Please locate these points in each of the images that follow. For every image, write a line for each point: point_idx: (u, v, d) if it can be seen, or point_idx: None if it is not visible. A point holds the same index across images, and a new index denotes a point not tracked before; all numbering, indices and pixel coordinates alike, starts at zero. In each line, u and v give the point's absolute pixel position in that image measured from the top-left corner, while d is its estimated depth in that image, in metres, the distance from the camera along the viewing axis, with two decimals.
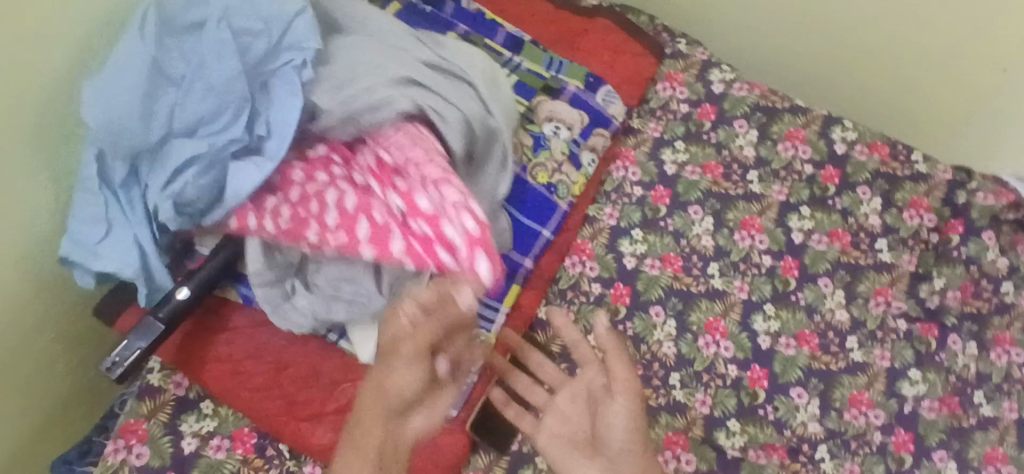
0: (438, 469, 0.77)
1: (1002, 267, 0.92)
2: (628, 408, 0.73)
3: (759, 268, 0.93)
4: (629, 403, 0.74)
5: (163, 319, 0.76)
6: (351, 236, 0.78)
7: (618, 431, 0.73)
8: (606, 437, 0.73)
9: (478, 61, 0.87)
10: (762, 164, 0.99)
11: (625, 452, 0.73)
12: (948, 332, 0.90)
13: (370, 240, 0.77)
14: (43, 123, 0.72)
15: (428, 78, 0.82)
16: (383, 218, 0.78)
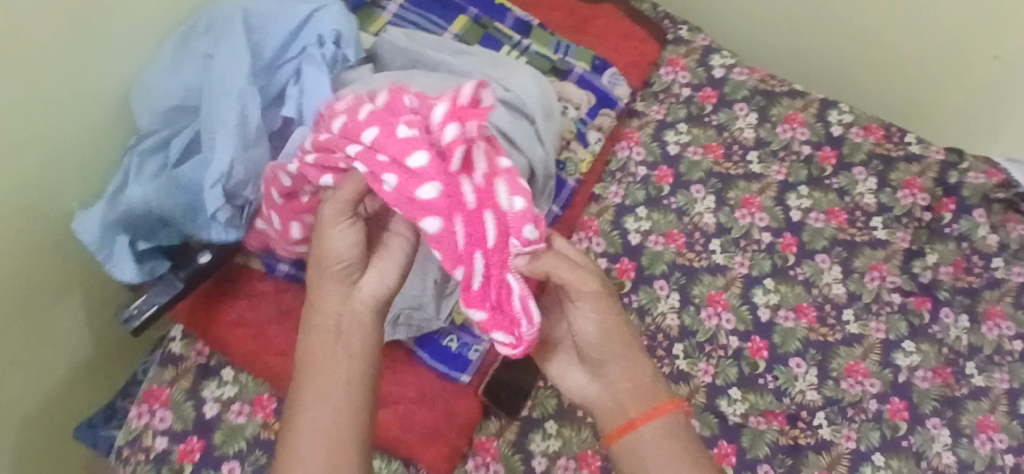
0: (450, 432, 0.79)
1: (993, 243, 0.97)
2: (611, 324, 0.64)
3: (759, 244, 0.96)
4: (614, 317, 0.64)
5: (184, 278, 0.78)
6: (394, 156, 0.64)
7: (596, 338, 0.64)
8: (587, 347, 0.65)
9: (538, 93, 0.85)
10: (762, 145, 1.03)
11: (619, 366, 0.64)
12: (940, 305, 0.94)
13: (416, 176, 0.64)
14: (95, 112, 0.75)
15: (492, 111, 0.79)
16: (436, 178, 0.64)
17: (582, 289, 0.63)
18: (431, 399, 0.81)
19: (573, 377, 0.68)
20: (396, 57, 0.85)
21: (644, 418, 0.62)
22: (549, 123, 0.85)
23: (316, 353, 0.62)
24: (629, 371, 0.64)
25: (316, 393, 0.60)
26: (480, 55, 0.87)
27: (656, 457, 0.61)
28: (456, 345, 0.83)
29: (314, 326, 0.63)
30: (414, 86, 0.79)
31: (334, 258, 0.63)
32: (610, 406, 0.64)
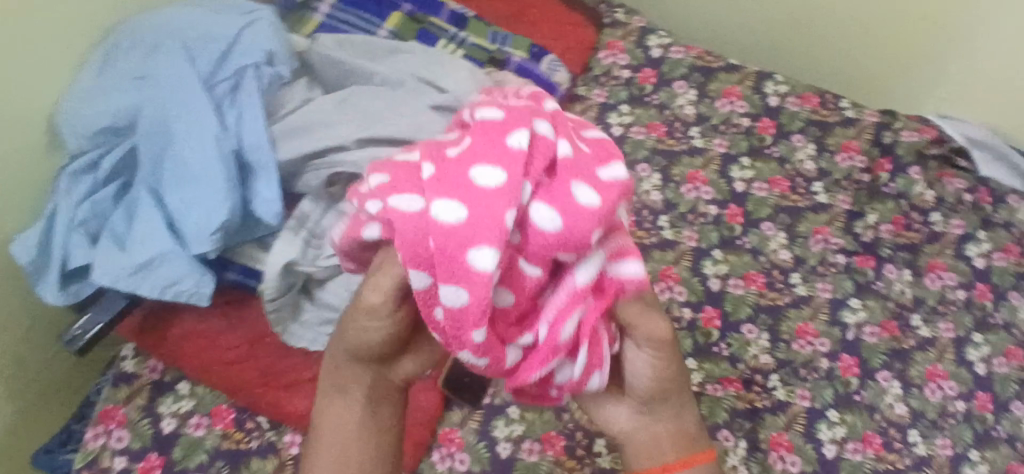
0: (416, 426, 0.81)
1: (929, 199, 1.01)
2: (673, 371, 0.58)
3: (705, 217, 0.99)
4: (675, 367, 0.58)
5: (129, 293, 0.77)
6: (446, 177, 0.49)
7: (654, 385, 0.58)
8: (638, 392, 0.59)
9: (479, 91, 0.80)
10: (703, 121, 1.05)
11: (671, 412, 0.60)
12: (883, 262, 0.97)
13: (461, 204, 0.47)
14: (29, 130, 0.73)
15: (435, 124, 0.74)
16: (517, 244, 0.50)
17: (654, 334, 0.56)
18: None
19: (613, 414, 0.61)
20: (329, 66, 0.79)
21: (680, 463, 0.59)
22: None
23: (335, 432, 0.58)
24: (677, 416, 0.61)
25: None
26: (420, 53, 0.82)
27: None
28: None
29: (334, 404, 0.59)
30: (350, 102, 0.75)
31: (369, 339, 0.56)
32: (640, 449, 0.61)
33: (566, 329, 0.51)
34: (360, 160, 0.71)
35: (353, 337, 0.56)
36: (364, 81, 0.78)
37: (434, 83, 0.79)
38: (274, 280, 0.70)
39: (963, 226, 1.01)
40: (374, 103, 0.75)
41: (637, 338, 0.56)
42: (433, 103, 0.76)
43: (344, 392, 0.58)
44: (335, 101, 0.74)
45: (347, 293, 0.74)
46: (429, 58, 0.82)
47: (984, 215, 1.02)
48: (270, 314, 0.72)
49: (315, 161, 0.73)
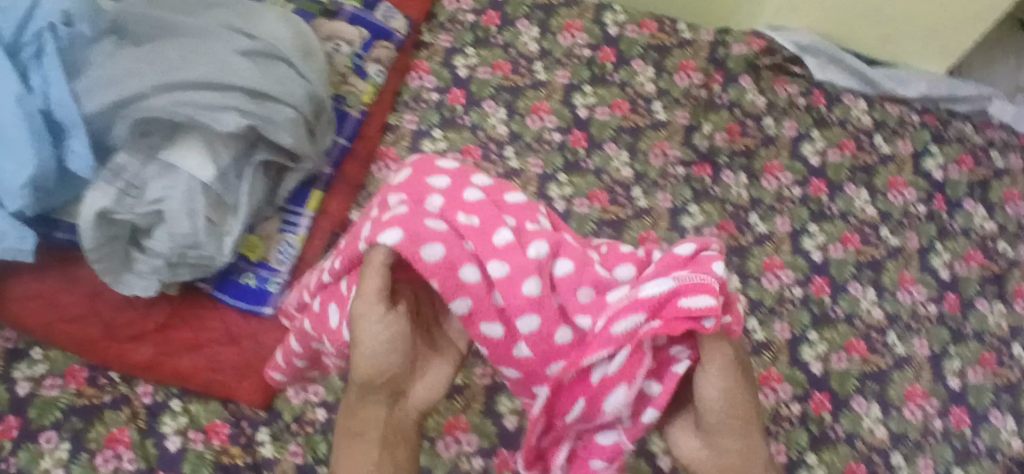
0: (265, 363, 0.83)
1: (760, 105, 1.07)
2: (745, 410, 0.59)
3: (550, 145, 1.02)
4: (743, 402, 0.59)
5: None
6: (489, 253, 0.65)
7: (720, 408, 0.59)
8: (706, 414, 0.59)
9: (289, 35, 0.84)
10: (546, 55, 1.08)
11: (724, 448, 0.59)
12: (720, 169, 1.03)
13: (466, 284, 0.64)
14: None
15: (240, 67, 0.78)
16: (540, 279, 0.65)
17: (715, 361, 0.59)
18: (237, 337, 0.84)
19: (682, 440, 0.63)
20: (139, 22, 0.79)
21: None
22: (311, 63, 0.86)
23: (354, 451, 0.60)
24: (742, 452, 0.59)
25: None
26: (231, 6, 0.84)
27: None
28: (255, 281, 0.85)
29: (354, 425, 0.61)
30: (158, 52, 0.77)
31: (384, 356, 0.60)
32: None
33: (621, 325, 0.60)
34: (161, 106, 0.75)
35: (369, 355, 0.59)
36: (172, 33, 0.80)
37: (243, 29, 0.82)
38: (90, 231, 0.74)
39: (796, 127, 1.06)
40: (182, 52, 0.77)
41: (704, 358, 0.59)
42: (240, 48, 0.79)
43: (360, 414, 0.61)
44: (139, 54, 0.77)
45: (169, 239, 0.77)
46: (238, 9, 0.84)
47: (818, 116, 1.08)
48: (95, 264, 0.76)
49: (123, 111, 0.75)
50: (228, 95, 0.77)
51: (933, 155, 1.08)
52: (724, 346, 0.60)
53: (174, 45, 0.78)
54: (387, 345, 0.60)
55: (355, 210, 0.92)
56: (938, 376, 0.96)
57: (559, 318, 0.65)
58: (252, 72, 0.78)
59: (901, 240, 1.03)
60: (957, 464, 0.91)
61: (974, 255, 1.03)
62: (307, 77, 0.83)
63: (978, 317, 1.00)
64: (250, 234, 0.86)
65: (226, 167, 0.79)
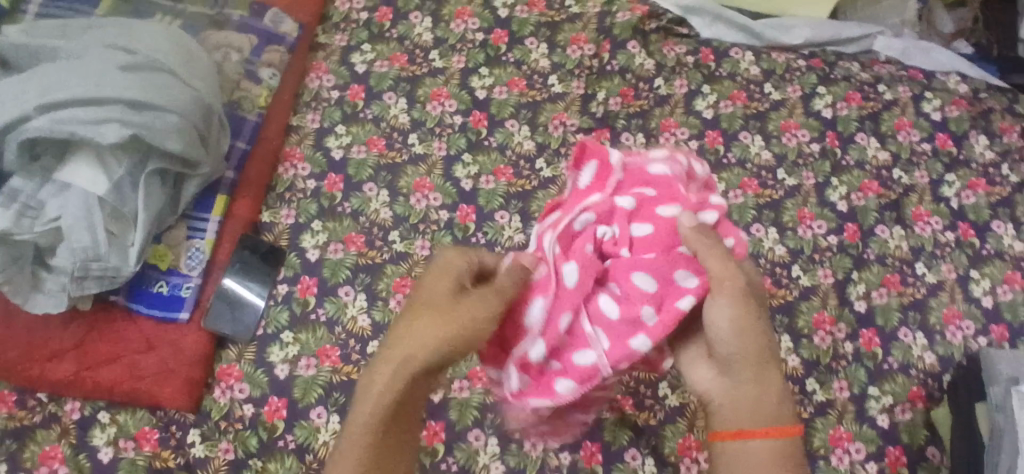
0: (187, 366, 0.85)
1: (650, 67, 1.11)
2: (762, 338, 0.66)
3: (452, 127, 1.05)
4: (758, 335, 0.66)
5: None
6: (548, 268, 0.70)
7: (730, 339, 0.65)
8: (716, 343, 0.66)
9: (166, 44, 0.86)
10: (440, 44, 1.10)
11: (745, 378, 0.66)
12: (620, 132, 1.07)
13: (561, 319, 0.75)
14: None
15: (119, 81, 0.80)
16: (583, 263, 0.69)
17: (727, 288, 0.64)
18: (157, 344, 0.86)
19: (698, 373, 0.70)
20: (18, 52, 0.82)
21: (761, 432, 0.65)
22: (195, 70, 0.87)
23: (374, 408, 0.63)
24: (756, 382, 0.66)
25: (354, 455, 0.63)
26: (113, 26, 0.87)
27: (750, 463, 0.65)
28: (168, 288, 0.88)
29: (378, 392, 0.63)
30: (41, 74, 0.79)
31: (446, 344, 0.63)
32: (760, 406, 0.66)
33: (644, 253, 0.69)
34: (42, 124, 0.76)
35: (433, 336, 0.63)
36: (52, 58, 0.83)
37: (123, 45, 0.84)
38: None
39: (687, 85, 1.11)
40: (63, 71, 0.79)
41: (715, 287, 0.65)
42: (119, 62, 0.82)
43: (394, 382, 0.63)
44: (19, 79, 0.79)
45: (70, 254, 0.78)
46: (117, 27, 0.87)
47: (707, 72, 1.12)
48: (1, 287, 0.77)
49: (9, 135, 0.77)
50: (110, 109, 0.79)
51: (822, 96, 1.12)
52: (713, 235, 0.66)
53: (56, 66, 0.80)
54: (450, 326, 0.63)
55: (264, 212, 0.97)
56: (845, 301, 0.99)
57: (583, 281, 0.69)
58: (132, 85, 0.80)
59: (798, 179, 1.06)
60: (872, 383, 0.95)
61: (870, 185, 1.06)
62: (190, 83, 0.85)
63: (878, 242, 1.03)
64: (158, 242, 0.89)
65: (121, 179, 0.81)
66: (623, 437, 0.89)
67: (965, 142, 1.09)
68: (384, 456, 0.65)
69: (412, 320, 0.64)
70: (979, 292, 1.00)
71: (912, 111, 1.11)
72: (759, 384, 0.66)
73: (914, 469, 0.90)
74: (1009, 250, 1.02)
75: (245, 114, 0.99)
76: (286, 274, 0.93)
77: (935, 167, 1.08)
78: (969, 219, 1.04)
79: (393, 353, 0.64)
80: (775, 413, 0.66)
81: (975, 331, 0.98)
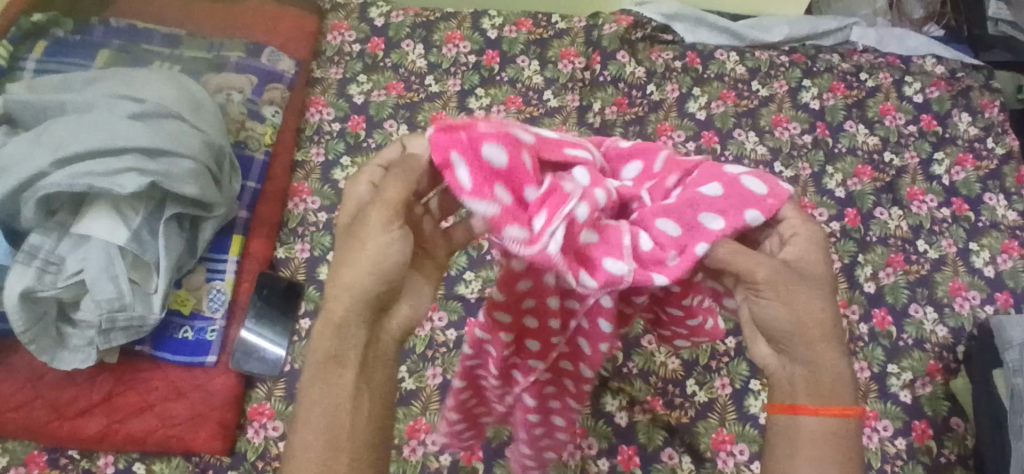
0: (216, 409, 0.85)
1: (641, 75, 1.14)
2: (821, 304, 0.48)
3: None
4: (816, 303, 0.48)
5: None
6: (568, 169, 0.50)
7: (783, 321, 0.48)
8: (767, 328, 0.49)
9: (171, 90, 0.88)
10: (435, 68, 1.12)
11: (804, 356, 0.48)
12: (619, 140, 1.09)
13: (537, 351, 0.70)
14: None
15: (130, 130, 0.82)
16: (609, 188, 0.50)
17: (760, 275, 0.47)
18: (186, 391, 0.86)
19: (758, 348, 0.52)
20: (26, 109, 0.85)
21: (815, 409, 0.47)
22: (202, 114, 0.90)
23: (306, 391, 0.42)
24: (819, 366, 0.48)
25: (304, 449, 0.41)
26: (116, 76, 0.89)
27: (808, 455, 0.46)
28: (192, 333, 0.89)
29: (306, 355, 0.42)
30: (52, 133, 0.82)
31: (369, 274, 0.42)
32: (818, 384, 0.48)
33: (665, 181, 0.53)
34: (60, 178, 0.78)
35: (347, 270, 0.42)
36: (62, 113, 0.85)
37: (128, 94, 0.86)
38: (16, 312, 0.78)
39: (678, 89, 1.14)
40: (74, 127, 0.82)
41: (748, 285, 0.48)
42: (127, 112, 0.84)
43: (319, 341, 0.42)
44: (30, 138, 0.81)
45: (96, 307, 0.81)
46: (120, 77, 0.89)
47: (696, 75, 1.15)
48: (28, 346, 0.80)
49: (25, 193, 0.79)
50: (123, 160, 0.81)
51: (808, 89, 1.16)
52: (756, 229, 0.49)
53: (66, 122, 0.83)
54: (366, 258, 0.42)
55: (279, 247, 0.97)
56: (854, 283, 1.02)
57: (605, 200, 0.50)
58: (143, 134, 0.82)
59: (795, 170, 1.09)
60: (890, 361, 0.97)
61: (864, 170, 1.10)
62: (198, 126, 0.88)
63: (879, 224, 1.06)
64: (179, 288, 0.90)
65: (139, 227, 0.83)
66: (658, 437, 0.90)
67: (948, 120, 1.14)
68: (346, 453, 0.41)
69: (326, 262, 0.44)
70: (980, 263, 1.03)
71: (895, 96, 1.16)
72: (825, 361, 0.48)
73: (941, 440, 0.92)
74: (1003, 220, 1.07)
75: (252, 152, 1.00)
76: (307, 308, 0.93)
77: (923, 147, 1.12)
78: (962, 194, 1.08)
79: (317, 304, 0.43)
80: (838, 392, 0.48)
81: (982, 300, 1.01)
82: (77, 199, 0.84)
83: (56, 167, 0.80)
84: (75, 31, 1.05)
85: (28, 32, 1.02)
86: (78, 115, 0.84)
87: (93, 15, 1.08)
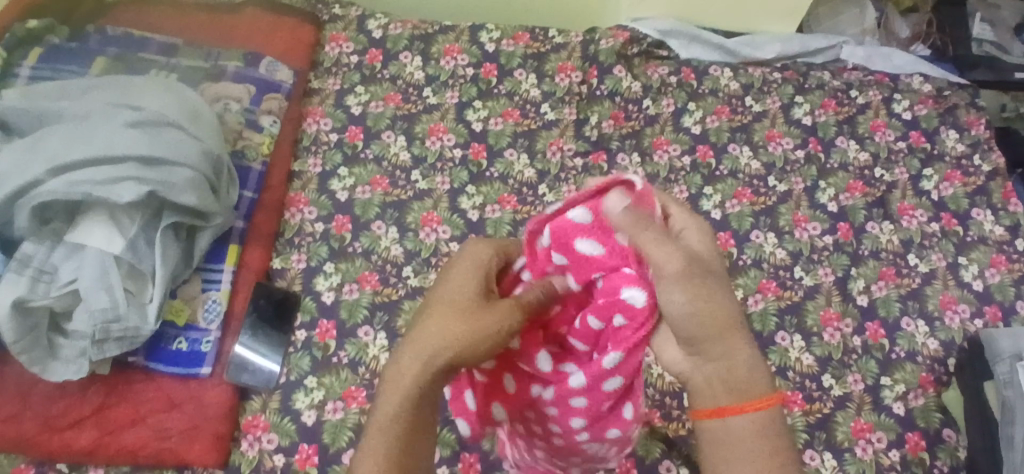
0: (211, 421, 0.84)
1: (637, 89, 1.15)
2: (725, 303, 0.58)
3: (452, 161, 1.06)
4: (717, 302, 0.58)
5: None
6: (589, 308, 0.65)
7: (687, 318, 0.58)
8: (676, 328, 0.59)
9: (170, 100, 0.89)
10: (433, 81, 1.12)
11: (721, 354, 0.59)
12: (614, 153, 1.10)
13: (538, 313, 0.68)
14: None
15: (130, 138, 0.83)
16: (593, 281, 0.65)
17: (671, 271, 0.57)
18: (180, 402, 0.85)
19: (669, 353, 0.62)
20: (21, 116, 0.86)
21: (747, 409, 0.58)
22: (200, 123, 0.91)
23: (392, 423, 0.58)
24: (731, 357, 0.59)
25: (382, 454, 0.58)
26: (114, 85, 0.90)
27: (742, 447, 0.58)
28: (187, 344, 0.88)
29: (399, 389, 0.58)
30: (49, 142, 0.83)
31: (467, 342, 0.58)
32: (737, 381, 0.59)
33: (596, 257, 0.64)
34: (57, 187, 0.80)
35: (449, 335, 0.58)
36: (58, 120, 0.86)
37: (127, 104, 0.87)
38: (7, 322, 0.78)
39: (673, 104, 1.15)
40: (72, 137, 0.83)
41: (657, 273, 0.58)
42: (126, 121, 0.85)
43: (406, 381, 0.58)
44: (27, 145, 0.83)
45: (90, 318, 0.80)
46: (118, 85, 0.90)
47: (690, 90, 1.17)
48: (19, 356, 0.79)
49: (21, 200, 0.81)
50: (121, 170, 0.82)
51: (800, 105, 1.17)
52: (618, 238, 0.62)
53: (64, 132, 0.84)
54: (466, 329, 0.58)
55: (275, 258, 0.96)
56: (847, 297, 1.03)
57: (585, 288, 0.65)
58: (140, 144, 0.83)
59: (788, 185, 1.11)
60: (883, 373, 0.98)
61: (855, 186, 1.11)
62: (197, 134, 0.89)
63: (871, 238, 1.07)
64: (174, 299, 0.90)
65: (135, 237, 0.84)
66: (656, 450, 0.89)
67: (936, 137, 1.16)
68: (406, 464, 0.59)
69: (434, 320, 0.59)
70: (970, 277, 1.05)
71: (885, 113, 1.18)
72: (734, 361, 0.59)
73: (934, 452, 0.93)
74: (991, 235, 1.08)
75: (249, 163, 1.00)
76: (303, 319, 0.92)
77: (912, 164, 1.14)
78: (950, 209, 1.10)
79: (409, 354, 0.59)
80: (753, 385, 0.59)
81: (972, 314, 1.02)
82: (71, 207, 0.84)
83: (52, 175, 0.81)
84: (72, 39, 1.05)
85: (22, 38, 1.02)
86: (75, 125, 0.84)
87: (87, 24, 1.08)
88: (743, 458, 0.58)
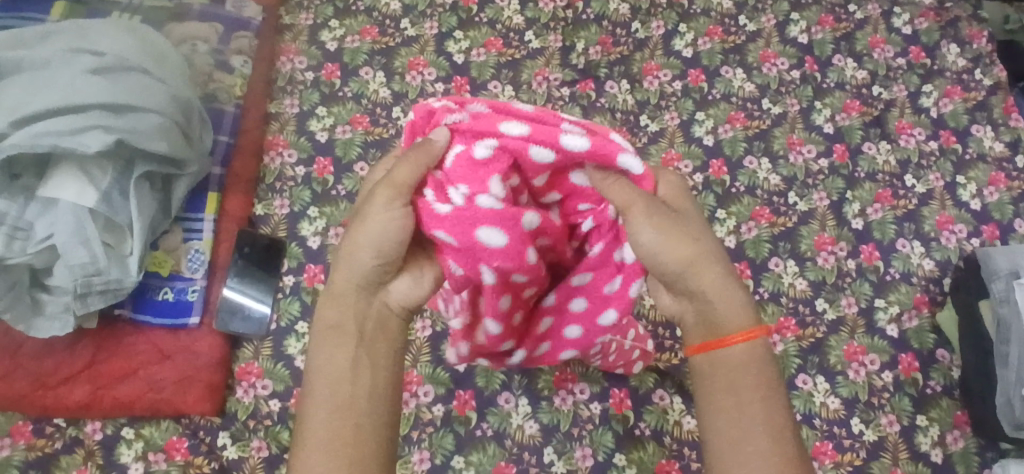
0: (204, 370, 0.84)
1: (624, 12, 1.11)
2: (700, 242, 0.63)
3: (435, 96, 1.02)
4: (691, 244, 0.62)
5: None
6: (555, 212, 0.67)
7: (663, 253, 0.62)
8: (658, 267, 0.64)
9: (130, 43, 0.85)
10: (410, 11, 1.07)
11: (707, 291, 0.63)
12: (603, 81, 1.06)
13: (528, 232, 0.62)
14: None
15: (93, 87, 0.80)
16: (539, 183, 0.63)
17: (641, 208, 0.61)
18: (171, 353, 0.86)
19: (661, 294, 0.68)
20: None
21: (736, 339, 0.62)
22: (165, 66, 0.87)
23: (323, 356, 0.62)
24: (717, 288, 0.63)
25: (320, 398, 0.60)
26: (70, 30, 0.85)
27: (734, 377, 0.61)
28: (173, 295, 0.87)
29: (321, 328, 0.63)
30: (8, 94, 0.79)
31: (384, 243, 0.62)
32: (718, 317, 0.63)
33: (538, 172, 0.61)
34: (20, 140, 0.76)
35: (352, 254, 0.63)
36: (14, 69, 0.81)
37: (86, 49, 0.83)
38: None
39: (663, 26, 1.11)
40: (32, 88, 0.79)
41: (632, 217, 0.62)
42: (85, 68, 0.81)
43: (328, 312, 0.63)
44: None
45: (70, 273, 0.79)
46: (74, 30, 0.85)
47: (681, 11, 1.12)
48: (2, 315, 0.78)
49: None
50: (86, 120, 0.78)
51: (796, 22, 1.12)
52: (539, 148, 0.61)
53: (23, 83, 0.80)
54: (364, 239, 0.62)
55: (257, 204, 0.94)
56: (842, 221, 1.01)
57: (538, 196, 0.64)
58: (104, 92, 0.80)
59: (782, 107, 1.07)
60: (877, 295, 0.97)
61: (852, 105, 1.08)
62: (162, 78, 0.86)
63: (868, 160, 1.05)
64: (155, 250, 0.88)
65: (109, 189, 0.81)
66: (649, 380, 0.89)
67: (937, 52, 1.12)
68: (354, 410, 0.60)
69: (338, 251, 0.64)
70: (968, 196, 1.03)
71: (884, 28, 1.13)
72: (716, 291, 0.63)
73: (927, 372, 0.93)
74: (990, 152, 1.06)
75: (222, 106, 0.97)
76: (290, 265, 0.91)
77: (911, 80, 1.10)
78: (950, 126, 1.07)
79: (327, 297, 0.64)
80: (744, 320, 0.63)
81: (969, 234, 1.01)
82: (40, 161, 0.82)
83: (14, 128, 0.78)
84: None
85: None
86: (32, 76, 0.80)
87: None
88: (733, 386, 0.61)
